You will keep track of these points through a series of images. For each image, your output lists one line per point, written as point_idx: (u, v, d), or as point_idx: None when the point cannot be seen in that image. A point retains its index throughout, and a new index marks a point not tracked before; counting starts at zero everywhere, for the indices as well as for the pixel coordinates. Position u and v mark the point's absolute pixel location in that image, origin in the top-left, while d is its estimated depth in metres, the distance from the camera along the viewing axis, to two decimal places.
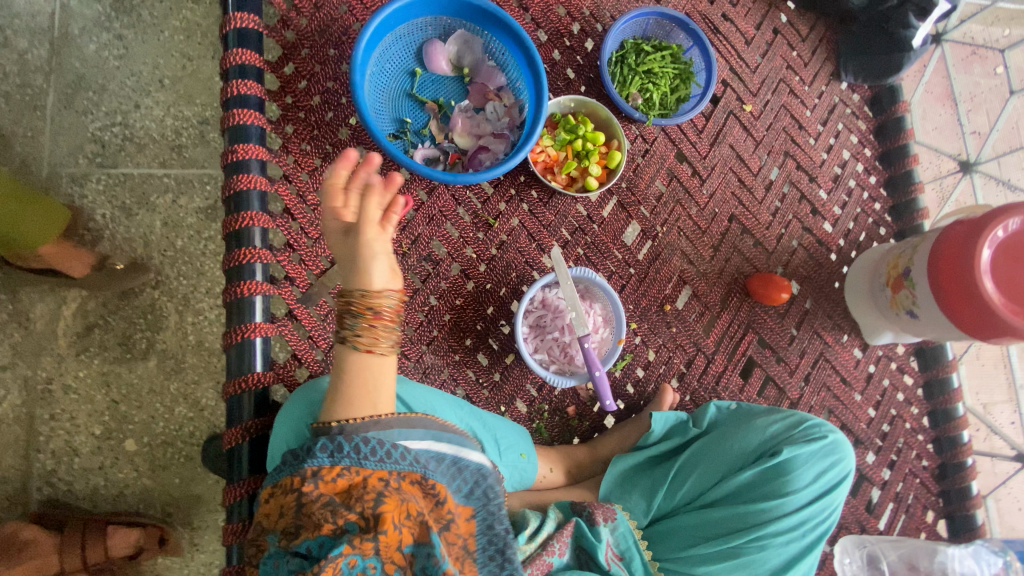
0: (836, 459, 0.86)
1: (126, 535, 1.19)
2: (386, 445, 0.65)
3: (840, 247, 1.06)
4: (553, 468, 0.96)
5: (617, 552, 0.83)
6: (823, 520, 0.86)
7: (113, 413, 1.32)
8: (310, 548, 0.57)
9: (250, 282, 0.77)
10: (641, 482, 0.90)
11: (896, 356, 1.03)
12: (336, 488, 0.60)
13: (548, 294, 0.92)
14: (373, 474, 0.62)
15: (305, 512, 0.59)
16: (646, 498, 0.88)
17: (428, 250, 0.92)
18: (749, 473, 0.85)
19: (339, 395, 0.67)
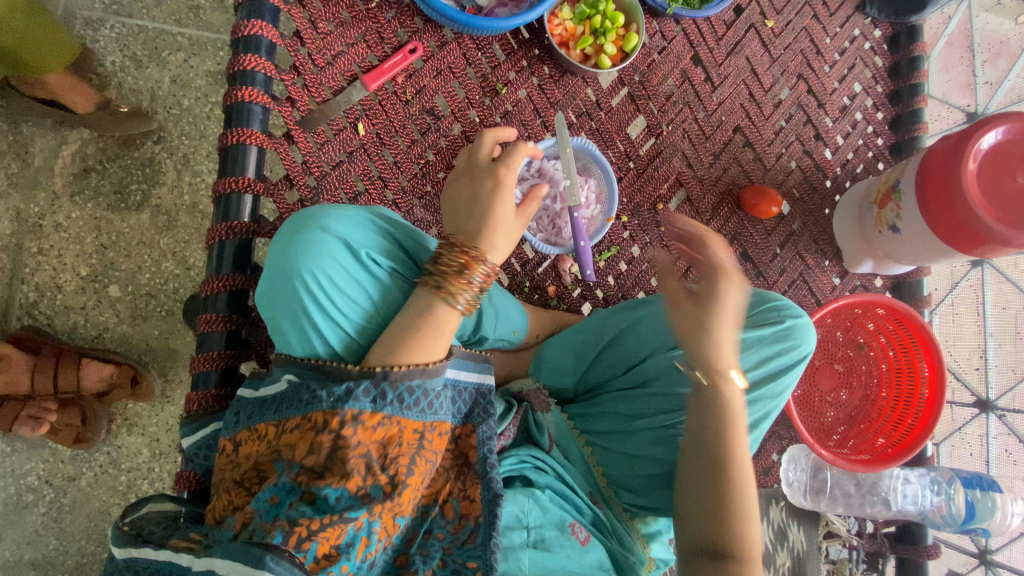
0: (790, 346, 0.88)
1: (99, 369, 1.21)
2: (429, 397, 0.65)
3: (836, 176, 1.07)
4: (537, 337, 0.99)
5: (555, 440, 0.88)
6: (763, 407, 0.88)
7: (101, 258, 1.33)
8: (325, 496, 0.57)
9: (251, 88, 0.77)
10: (578, 350, 0.93)
11: (873, 288, 1.06)
12: (375, 438, 0.60)
13: (545, 164, 0.92)
14: (410, 429, 0.63)
15: (337, 459, 0.58)
16: (578, 365, 0.93)
17: (432, 103, 0.91)
18: (692, 350, 0.88)
19: (407, 338, 0.64)
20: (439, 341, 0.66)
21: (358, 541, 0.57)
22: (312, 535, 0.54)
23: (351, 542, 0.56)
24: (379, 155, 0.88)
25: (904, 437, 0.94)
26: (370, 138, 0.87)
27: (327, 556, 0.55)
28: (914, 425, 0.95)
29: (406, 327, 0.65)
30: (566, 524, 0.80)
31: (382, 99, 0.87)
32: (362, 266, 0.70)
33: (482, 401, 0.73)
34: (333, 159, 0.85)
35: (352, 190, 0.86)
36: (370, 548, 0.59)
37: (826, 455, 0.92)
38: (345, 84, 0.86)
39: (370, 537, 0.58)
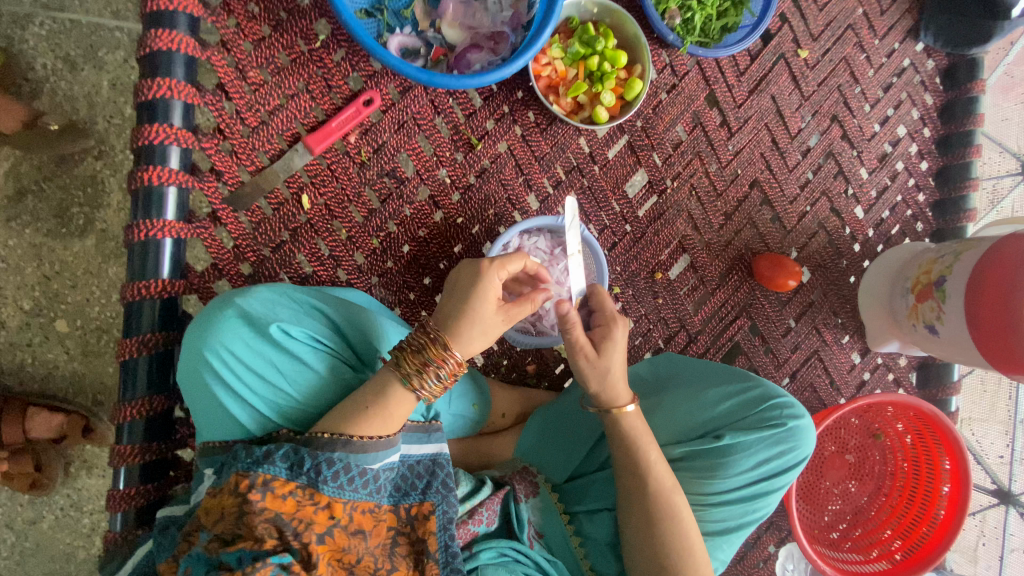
0: (787, 449, 0.75)
1: (46, 420, 1.11)
2: (367, 476, 0.54)
3: (867, 238, 0.92)
4: (506, 413, 0.86)
5: (538, 531, 0.76)
6: (758, 509, 0.75)
7: (45, 290, 1.21)
8: (237, 562, 0.47)
9: (162, 167, 0.63)
10: (568, 433, 0.82)
11: (895, 367, 0.94)
12: (284, 509, 0.50)
13: (525, 243, 0.79)
14: (325, 506, 0.51)
15: (245, 523, 0.48)
16: (569, 455, 0.81)
17: (393, 164, 0.76)
18: (681, 447, 0.75)
19: (350, 407, 0.56)
20: (375, 419, 0.56)
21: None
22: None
23: None
24: (329, 230, 0.73)
25: (919, 546, 0.86)
26: (316, 211, 0.73)
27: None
28: (930, 537, 0.85)
29: (356, 402, 0.57)
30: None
31: (331, 163, 0.73)
32: (284, 338, 0.58)
33: (436, 472, 0.61)
34: (272, 241, 0.71)
35: (298, 274, 0.73)
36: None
37: (829, 570, 0.84)
38: (285, 146, 0.71)
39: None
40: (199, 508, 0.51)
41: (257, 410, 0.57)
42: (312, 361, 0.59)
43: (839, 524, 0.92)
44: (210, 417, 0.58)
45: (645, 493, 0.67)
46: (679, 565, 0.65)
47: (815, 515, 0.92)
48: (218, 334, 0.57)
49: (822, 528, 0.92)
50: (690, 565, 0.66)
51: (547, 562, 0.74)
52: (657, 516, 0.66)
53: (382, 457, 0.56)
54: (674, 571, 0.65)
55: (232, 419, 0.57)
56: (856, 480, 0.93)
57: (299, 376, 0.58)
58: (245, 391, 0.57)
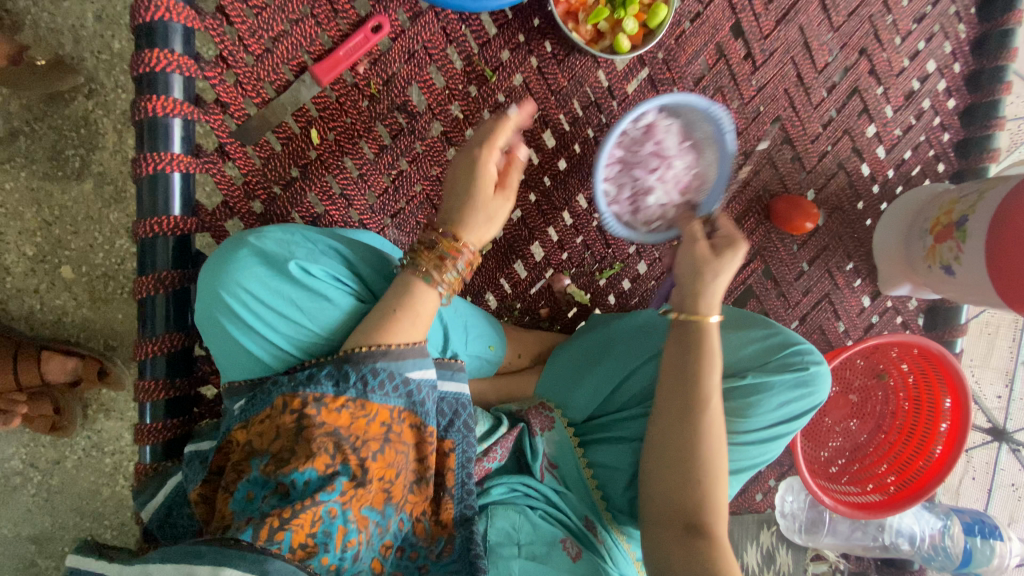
0: (807, 393, 0.75)
1: (62, 363, 1.12)
2: (409, 386, 0.55)
3: (886, 179, 0.91)
4: (521, 354, 0.87)
5: (551, 461, 0.79)
6: (772, 449, 0.77)
7: (46, 236, 1.19)
8: (293, 483, 0.49)
9: (164, 97, 0.60)
10: (589, 372, 0.83)
11: (904, 311, 0.95)
12: (339, 422, 0.51)
13: (659, 121, 0.75)
14: (376, 417, 0.53)
15: (304, 437, 0.50)
16: (589, 394, 0.83)
17: (404, 96, 0.72)
18: None
19: (372, 319, 0.55)
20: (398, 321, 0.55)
21: (337, 529, 0.49)
22: (284, 524, 0.47)
23: (325, 533, 0.49)
24: (340, 167, 0.71)
25: (914, 482, 0.89)
26: (326, 147, 0.70)
27: (304, 548, 0.47)
28: (927, 472, 0.88)
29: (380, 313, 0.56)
30: (557, 540, 0.71)
31: (340, 95, 0.69)
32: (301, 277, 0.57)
33: (460, 411, 0.62)
34: (283, 178, 0.69)
35: (310, 214, 0.71)
36: (351, 538, 0.50)
37: (827, 502, 0.87)
38: (292, 77, 0.67)
39: (349, 525, 0.50)
40: (249, 438, 0.53)
41: (278, 345, 0.57)
42: (333, 299, 0.58)
43: (838, 460, 0.96)
44: (231, 349, 0.59)
45: (695, 395, 0.65)
46: (699, 476, 0.63)
47: (815, 454, 0.96)
48: (236, 273, 0.56)
49: (821, 464, 0.96)
50: (713, 480, 0.63)
51: (557, 494, 0.76)
52: (700, 422, 0.64)
53: (418, 366, 0.56)
54: (692, 479, 0.63)
55: (253, 352, 0.58)
56: (857, 419, 0.95)
57: (319, 313, 0.57)
58: (267, 326, 0.57)
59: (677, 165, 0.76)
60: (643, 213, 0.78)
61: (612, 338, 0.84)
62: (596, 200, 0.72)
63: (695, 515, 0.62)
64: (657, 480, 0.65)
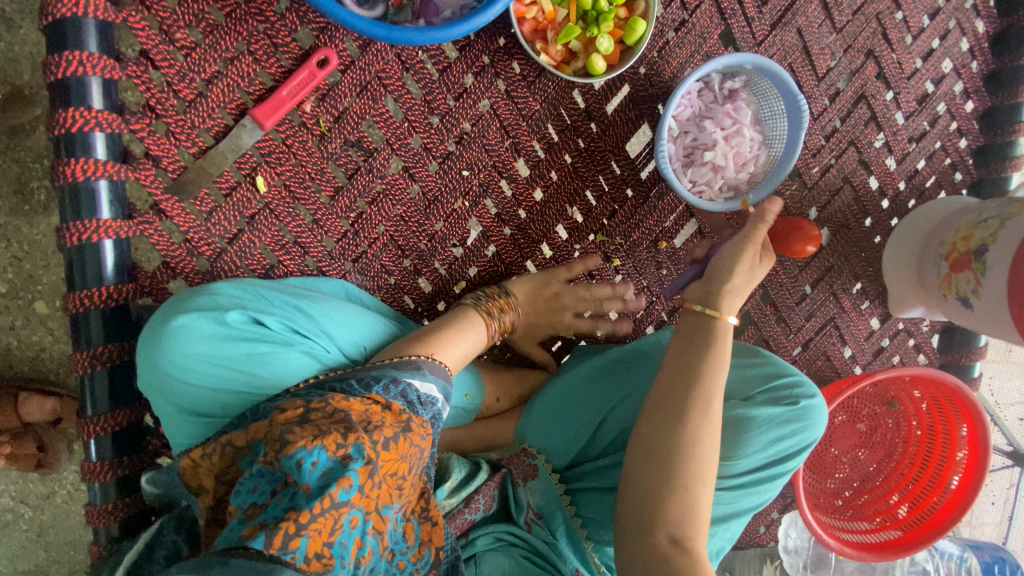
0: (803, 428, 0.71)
1: (40, 404, 1.10)
2: (401, 385, 0.52)
3: (897, 192, 0.83)
4: (500, 398, 0.82)
5: (537, 511, 0.73)
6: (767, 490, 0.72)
7: (17, 271, 1.15)
8: (300, 466, 0.41)
9: (86, 159, 0.55)
10: (571, 412, 0.78)
11: (918, 333, 0.87)
12: (352, 410, 0.47)
13: (733, 87, 0.70)
14: (388, 407, 0.49)
15: (311, 425, 0.45)
16: (570, 438, 0.77)
17: (357, 133, 0.66)
18: None
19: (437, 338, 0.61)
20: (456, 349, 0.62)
21: (353, 539, 0.44)
22: (301, 531, 0.40)
23: (342, 542, 0.43)
24: (292, 214, 0.66)
25: (927, 517, 0.83)
26: (275, 194, 0.65)
27: (319, 558, 0.41)
28: (942, 507, 0.83)
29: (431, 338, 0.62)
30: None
31: (287, 137, 0.63)
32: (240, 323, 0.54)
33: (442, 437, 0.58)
34: (229, 232, 0.63)
35: (262, 266, 0.66)
36: (364, 549, 0.46)
37: (833, 545, 0.82)
38: (231, 122, 0.61)
39: (365, 533, 0.45)
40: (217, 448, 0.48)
41: (213, 398, 0.53)
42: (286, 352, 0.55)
43: (845, 491, 0.90)
44: (161, 403, 0.54)
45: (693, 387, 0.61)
46: (683, 478, 0.58)
47: (821, 486, 0.90)
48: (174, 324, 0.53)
49: (827, 496, 0.90)
50: (697, 482, 0.58)
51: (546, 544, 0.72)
52: (689, 419, 0.59)
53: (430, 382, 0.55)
54: (671, 479, 0.57)
55: (188, 405, 0.54)
56: (865, 449, 0.89)
57: (267, 368, 0.53)
58: (203, 376, 0.53)
59: (745, 144, 0.70)
60: (693, 169, 0.70)
61: (592, 373, 0.79)
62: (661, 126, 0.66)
63: (674, 524, 0.57)
64: (636, 474, 0.59)
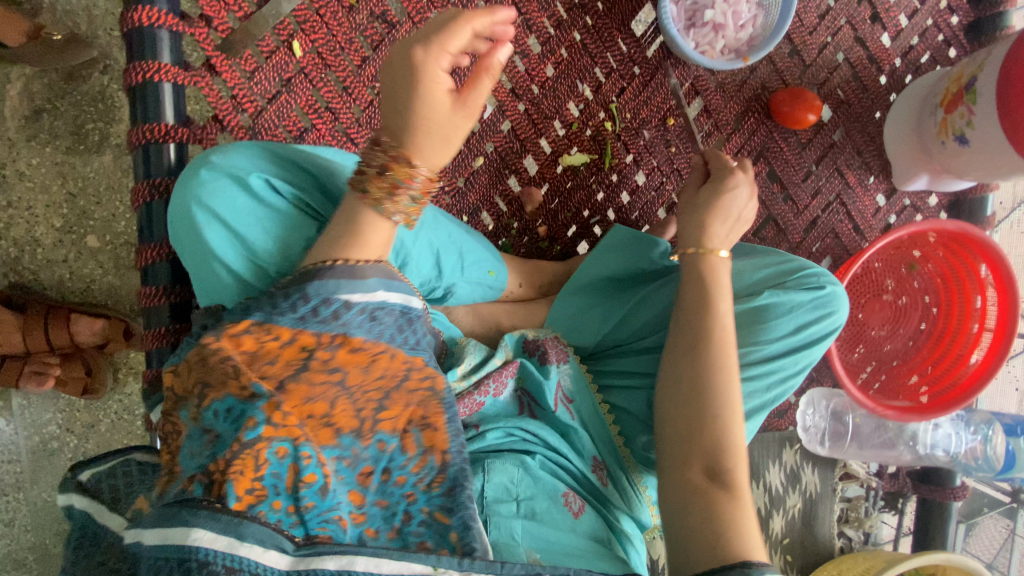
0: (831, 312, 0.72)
1: (90, 325, 1.08)
2: (333, 304, 0.45)
3: (894, 68, 0.86)
4: (523, 284, 0.80)
5: (567, 394, 0.71)
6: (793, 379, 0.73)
7: (72, 207, 1.23)
8: (215, 415, 0.42)
9: (149, 7, 0.63)
10: (600, 302, 0.78)
11: (924, 208, 0.90)
12: (243, 348, 0.44)
13: None
14: (292, 342, 0.44)
15: (209, 367, 0.44)
16: (598, 323, 0.77)
17: (382, 6, 0.73)
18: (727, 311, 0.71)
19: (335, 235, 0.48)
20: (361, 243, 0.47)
21: (286, 469, 0.41)
22: (223, 475, 0.40)
23: (272, 475, 0.41)
24: (324, 81, 0.73)
25: (947, 391, 0.87)
26: (309, 60, 0.72)
27: (251, 494, 0.40)
28: (964, 381, 0.86)
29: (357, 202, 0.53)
30: (559, 495, 0.62)
31: (320, 7, 0.71)
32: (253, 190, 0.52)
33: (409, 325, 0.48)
34: (268, 92, 0.70)
35: (297, 127, 0.72)
36: (312, 472, 0.41)
37: (868, 403, 0.83)
38: None
39: (301, 463, 0.41)
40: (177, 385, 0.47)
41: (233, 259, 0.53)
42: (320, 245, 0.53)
43: (868, 368, 0.91)
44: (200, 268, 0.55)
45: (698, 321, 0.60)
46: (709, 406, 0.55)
47: (848, 359, 0.91)
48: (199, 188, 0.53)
49: (853, 370, 0.90)
50: (730, 413, 0.56)
51: (567, 434, 0.69)
52: (706, 345, 0.58)
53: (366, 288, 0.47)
54: (704, 407, 0.55)
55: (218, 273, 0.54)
56: (885, 326, 0.91)
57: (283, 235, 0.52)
58: (230, 242, 0.52)
59: (743, 4, 0.75)
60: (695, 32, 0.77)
61: (628, 264, 0.79)
62: None
63: (711, 457, 0.53)
64: (668, 411, 0.57)
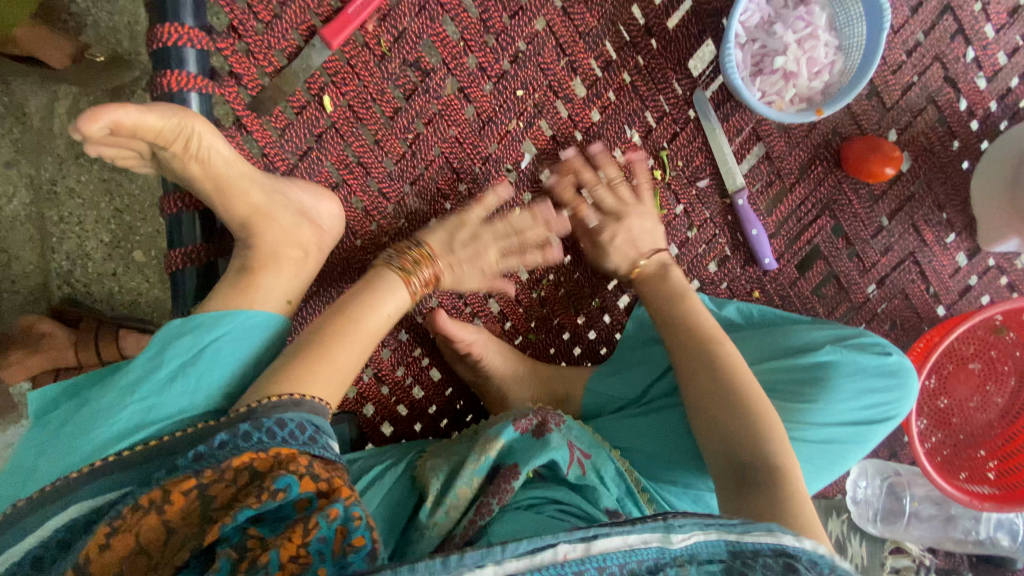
0: (895, 387, 0.69)
1: (137, 340, 0.97)
2: None
3: (988, 112, 0.77)
4: (545, 385, 0.81)
5: (584, 450, 0.72)
6: (855, 447, 0.70)
7: (119, 224, 1.08)
8: None
9: (180, 72, 0.61)
10: (643, 363, 0.80)
11: (1009, 269, 0.81)
12: None
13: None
14: None
15: None
16: (637, 382, 0.79)
17: (416, 53, 0.69)
18: (778, 369, 0.70)
19: None
20: None
21: None
22: None
23: None
24: (355, 134, 0.69)
25: (1019, 487, 0.78)
26: (340, 113, 0.68)
27: None
28: None
29: (265, 202, 0.62)
30: (566, 532, 0.62)
31: (351, 58, 0.67)
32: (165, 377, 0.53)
33: None
34: (300, 149, 0.68)
35: (327, 183, 0.70)
36: None
37: (938, 483, 0.76)
38: (302, 43, 0.65)
39: None
40: None
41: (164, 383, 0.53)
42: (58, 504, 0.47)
43: (932, 441, 0.83)
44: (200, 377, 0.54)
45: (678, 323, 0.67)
46: (737, 401, 0.60)
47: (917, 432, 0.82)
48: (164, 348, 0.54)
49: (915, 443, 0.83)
50: (756, 411, 0.59)
51: (580, 483, 0.69)
52: (698, 350, 0.65)
53: None
54: (728, 406, 0.60)
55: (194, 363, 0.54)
56: (951, 398, 0.83)
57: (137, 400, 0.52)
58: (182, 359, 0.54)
59: (819, 48, 0.66)
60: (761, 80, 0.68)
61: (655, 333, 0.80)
62: (727, 30, 0.64)
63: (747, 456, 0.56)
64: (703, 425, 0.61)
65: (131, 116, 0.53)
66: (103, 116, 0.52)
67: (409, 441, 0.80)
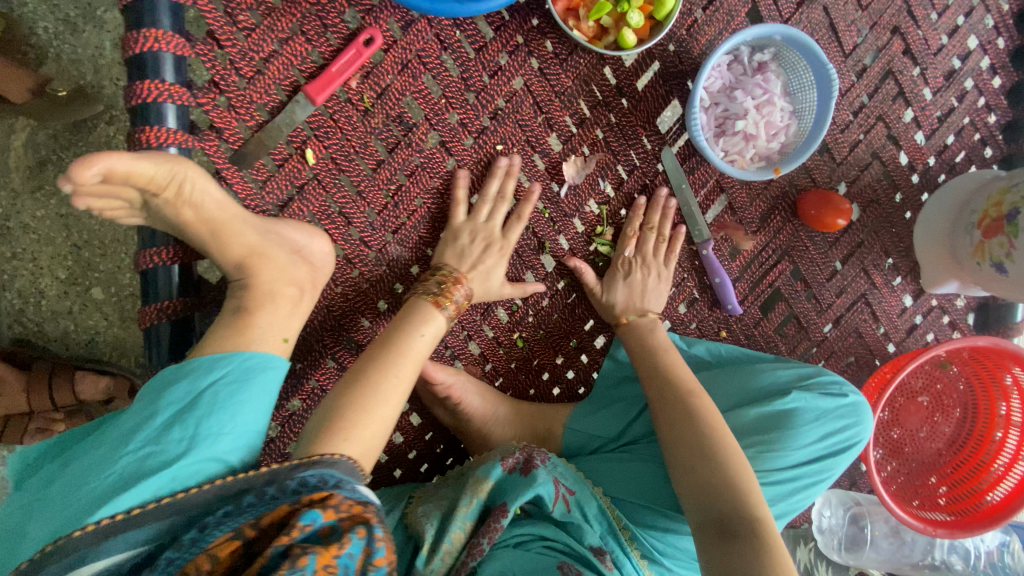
0: (854, 423, 0.74)
1: (94, 382, 0.92)
2: None
3: (927, 167, 0.84)
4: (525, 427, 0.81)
5: (568, 487, 0.72)
6: (819, 482, 0.74)
7: (76, 260, 1.01)
8: None
9: (160, 128, 0.60)
10: (620, 401, 0.82)
11: (951, 309, 0.89)
12: None
13: (762, 62, 0.74)
14: None
15: None
16: (614, 422, 0.82)
17: (399, 108, 0.70)
18: (752, 410, 0.73)
19: None
20: None
21: None
22: None
23: None
24: (337, 186, 0.70)
25: (970, 512, 0.83)
26: (322, 166, 0.69)
27: None
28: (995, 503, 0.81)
29: (259, 241, 0.61)
30: (555, 566, 0.65)
31: (335, 113, 0.68)
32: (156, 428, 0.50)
33: None
34: (281, 200, 0.68)
35: None
36: None
37: (895, 511, 0.81)
38: (286, 98, 0.66)
39: None
40: None
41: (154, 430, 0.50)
42: None
43: (888, 469, 0.89)
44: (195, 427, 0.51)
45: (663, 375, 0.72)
46: (712, 450, 0.65)
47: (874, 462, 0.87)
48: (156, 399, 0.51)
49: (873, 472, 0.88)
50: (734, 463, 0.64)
51: (567, 521, 0.71)
52: (687, 403, 0.69)
53: None
54: (710, 458, 0.65)
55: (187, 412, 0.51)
56: (903, 428, 0.88)
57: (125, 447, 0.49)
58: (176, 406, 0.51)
59: (776, 113, 0.73)
60: (725, 138, 0.73)
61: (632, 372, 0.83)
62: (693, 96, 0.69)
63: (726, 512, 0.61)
64: (686, 480, 0.65)
65: (124, 163, 0.50)
66: (95, 162, 0.49)
67: (392, 488, 0.79)
